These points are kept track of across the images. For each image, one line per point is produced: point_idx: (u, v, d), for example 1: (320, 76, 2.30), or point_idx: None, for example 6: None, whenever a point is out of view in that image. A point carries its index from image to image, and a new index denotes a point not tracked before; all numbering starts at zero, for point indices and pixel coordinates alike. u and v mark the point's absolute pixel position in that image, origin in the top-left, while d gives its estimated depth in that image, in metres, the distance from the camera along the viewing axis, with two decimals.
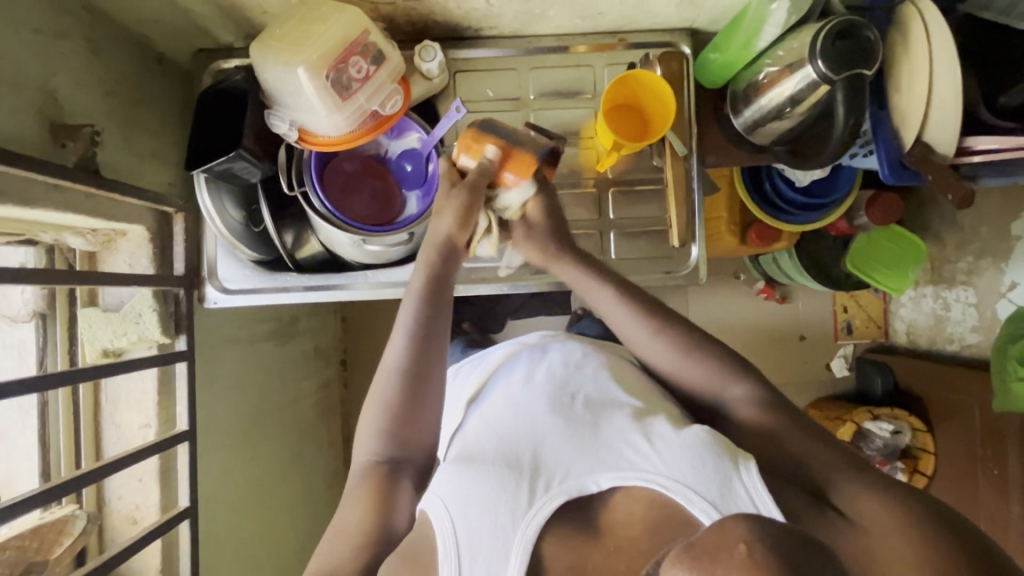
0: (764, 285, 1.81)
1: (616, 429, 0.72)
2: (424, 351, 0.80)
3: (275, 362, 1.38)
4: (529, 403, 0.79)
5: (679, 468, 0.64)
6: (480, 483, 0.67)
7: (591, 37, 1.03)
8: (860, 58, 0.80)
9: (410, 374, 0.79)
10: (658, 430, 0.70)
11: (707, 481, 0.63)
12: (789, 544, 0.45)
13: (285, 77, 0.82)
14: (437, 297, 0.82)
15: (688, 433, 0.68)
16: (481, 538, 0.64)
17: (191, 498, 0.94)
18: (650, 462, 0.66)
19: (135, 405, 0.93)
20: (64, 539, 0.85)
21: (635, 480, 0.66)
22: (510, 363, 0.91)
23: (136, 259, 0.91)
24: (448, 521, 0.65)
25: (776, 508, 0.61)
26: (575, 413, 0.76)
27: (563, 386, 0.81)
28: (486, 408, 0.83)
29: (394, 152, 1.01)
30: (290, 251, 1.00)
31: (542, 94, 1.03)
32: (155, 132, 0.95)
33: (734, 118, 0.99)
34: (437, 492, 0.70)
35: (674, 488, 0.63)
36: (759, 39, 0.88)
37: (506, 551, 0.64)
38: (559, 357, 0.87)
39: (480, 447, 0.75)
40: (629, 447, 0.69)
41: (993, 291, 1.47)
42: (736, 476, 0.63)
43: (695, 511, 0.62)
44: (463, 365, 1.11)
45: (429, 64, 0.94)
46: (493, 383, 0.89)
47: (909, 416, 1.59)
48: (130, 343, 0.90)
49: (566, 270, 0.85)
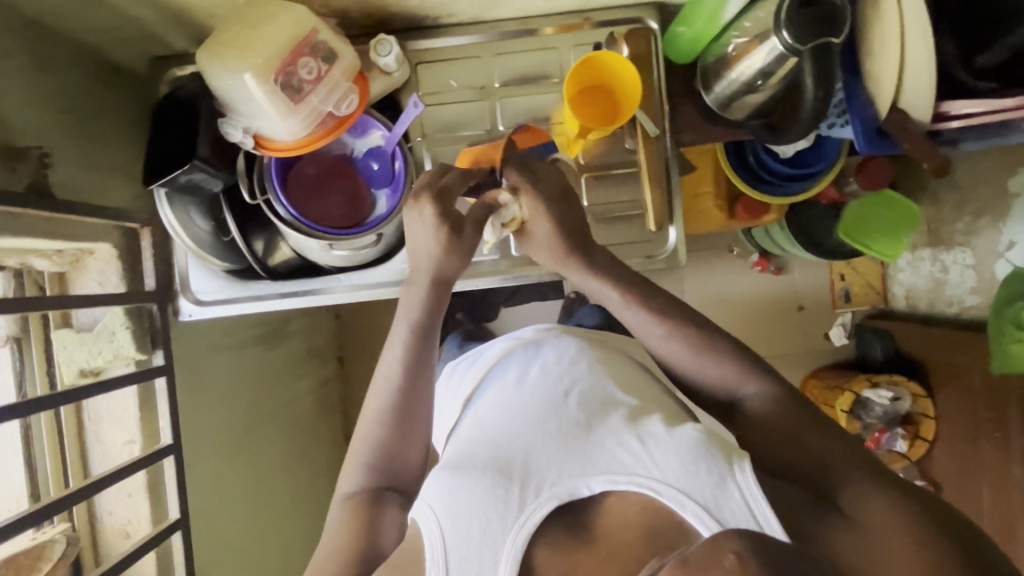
0: (759, 258, 1.78)
1: (609, 429, 0.71)
2: (416, 374, 0.82)
3: (266, 366, 1.38)
4: (520, 403, 0.78)
5: (673, 472, 0.64)
6: (470, 489, 0.68)
7: (556, 17, 0.99)
8: (826, 24, 0.74)
9: (399, 394, 0.81)
10: (650, 431, 0.69)
11: (699, 483, 0.62)
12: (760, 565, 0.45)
13: (233, 83, 0.78)
14: (428, 329, 0.83)
15: (679, 432, 0.68)
16: (469, 544, 0.65)
17: (182, 509, 0.95)
18: (642, 465, 0.66)
19: (119, 422, 0.93)
20: (44, 564, 0.87)
21: (627, 484, 0.66)
22: (505, 363, 0.89)
23: (106, 276, 0.91)
24: (438, 528, 0.66)
25: (777, 525, 0.60)
26: (567, 414, 0.74)
27: (555, 383, 0.80)
28: (480, 407, 0.83)
29: (360, 151, 0.99)
30: (261, 260, 0.99)
31: (507, 81, 1.00)
32: (115, 145, 0.93)
33: (705, 94, 0.95)
34: (427, 497, 0.70)
35: (666, 492, 0.63)
36: (724, 12, 0.85)
37: (495, 556, 0.64)
38: (553, 356, 0.86)
39: (473, 450, 0.75)
40: (623, 449, 0.68)
41: (990, 252, 1.49)
42: (730, 477, 0.62)
43: (688, 515, 0.62)
44: (461, 362, 1.09)
45: (386, 58, 0.91)
46: (487, 384, 0.88)
47: (909, 381, 1.59)
48: (106, 361, 0.90)
49: (581, 273, 0.84)
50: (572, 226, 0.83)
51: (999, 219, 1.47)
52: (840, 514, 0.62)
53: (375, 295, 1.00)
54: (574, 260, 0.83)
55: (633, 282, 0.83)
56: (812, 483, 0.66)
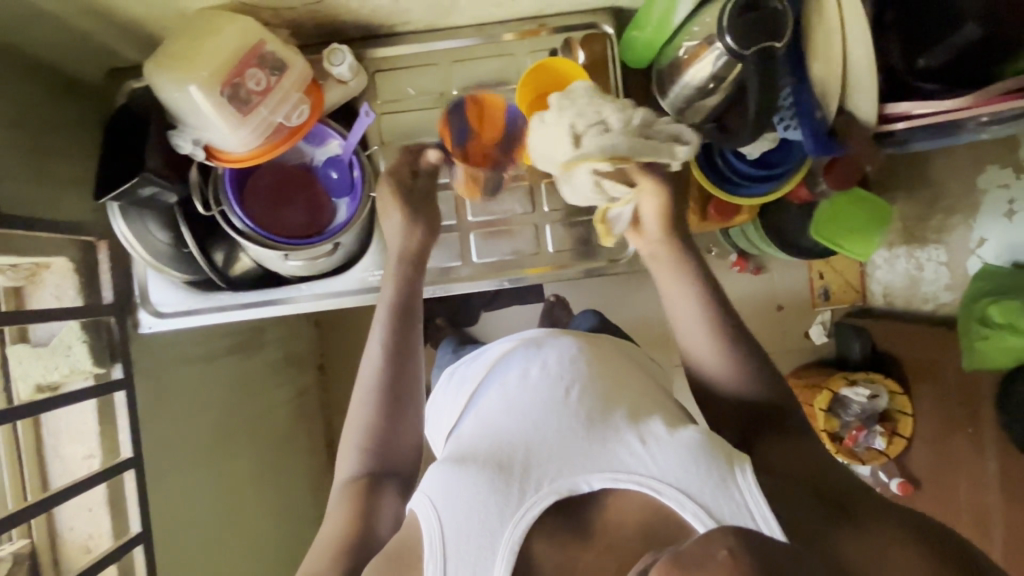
0: (737, 258, 1.79)
1: (611, 427, 0.72)
2: (400, 361, 0.85)
3: (239, 376, 1.37)
4: (522, 400, 0.77)
5: (673, 471, 0.67)
6: (472, 484, 0.68)
7: (513, 24, 0.99)
8: (768, 29, 0.74)
9: (389, 382, 0.84)
10: (652, 431, 0.72)
11: (699, 483, 0.66)
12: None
13: (179, 96, 0.78)
14: (408, 312, 0.87)
15: (681, 434, 0.70)
16: (467, 535, 0.65)
17: (144, 523, 0.94)
18: (644, 464, 0.68)
19: (78, 436, 0.93)
20: None
21: (628, 482, 0.68)
22: (507, 361, 0.88)
23: (63, 290, 0.90)
24: (436, 518, 0.67)
25: (777, 526, 0.63)
26: (568, 409, 0.75)
27: (558, 379, 0.79)
28: (481, 407, 0.82)
29: (320, 160, 0.98)
30: (222, 270, 0.98)
31: (464, 88, 1.00)
32: (71, 158, 0.93)
33: (661, 98, 0.94)
34: (426, 491, 0.71)
35: (666, 491, 0.66)
36: (675, 13, 0.85)
37: (494, 550, 0.65)
38: (555, 355, 0.84)
39: (473, 445, 0.75)
40: (625, 448, 0.70)
41: (962, 249, 1.51)
42: (732, 479, 0.66)
43: (688, 515, 0.64)
44: (459, 365, 1.09)
45: (339, 67, 0.90)
46: (489, 381, 0.87)
47: (886, 379, 1.57)
48: (63, 376, 0.89)
49: (668, 275, 0.85)
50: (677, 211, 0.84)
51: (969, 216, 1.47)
52: (848, 519, 0.67)
53: (337, 304, 1.01)
54: (676, 257, 0.85)
55: (702, 287, 0.84)
56: (822, 494, 0.70)
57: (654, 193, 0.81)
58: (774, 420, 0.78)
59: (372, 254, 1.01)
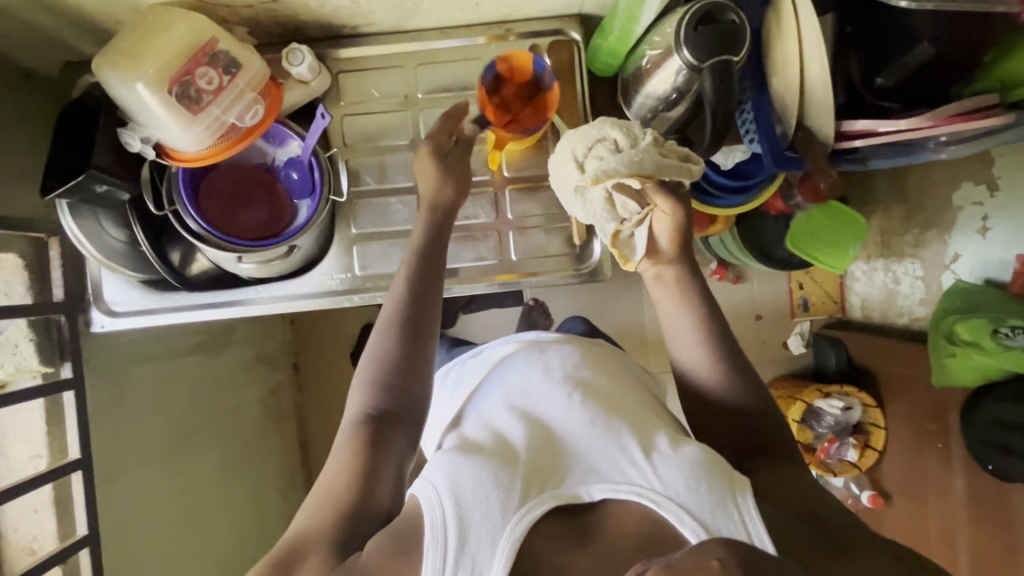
0: (717, 266, 1.78)
1: (616, 433, 0.72)
2: (413, 318, 0.82)
3: (204, 375, 1.36)
4: (526, 402, 0.79)
5: (675, 485, 0.66)
6: (479, 471, 0.67)
7: (480, 28, 0.98)
8: (725, 41, 0.72)
9: (406, 338, 0.81)
10: (658, 445, 0.70)
11: (701, 500, 0.64)
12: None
13: (128, 93, 0.76)
14: (431, 270, 0.85)
15: (684, 450, 0.69)
16: (473, 522, 0.64)
17: (91, 525, 0.93)
18: (645, 476, 0.67)
19: (24, 436, 0.91)
20: None
21: (628, 493, 0.67)
22: (509, 365, 0.88)
23: (11, 287, 0.88)
24: (439, 505, 0.65)
25: (768, 540, 0.63)
26: (575, 412, 0.75)
27: (560, 384, 0.80)
28: (484, 407, 0.82)
29: (281, 160, 0.97)
30: (178, 270, 0.98)
31: (430, 91, 0.99)
32: (23, 153, 0.91)
33: (627, 108, 0.94)
34: (428, 478, 0.69)
35: (666, 504, 0.65)
36: (636, 26, 0.85)
37: (494, 545, 0.63)
38: (557, 360, 0.85)
39: (477, 441, 0.75)
40: (627, 458, 0.69)
41: (937, 264, 1.49)
42: (733, 501, 0.65)
43: (686, 530, 0.63)
44: (448, 370, 1.09)
45: (299, 67, 0.89)
46: (490, 384, 0.88)
47: (860, 392, 1.58)
48: (9, 374, 0.87)
49: (669, 292, 0.84)
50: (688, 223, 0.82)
51: (945, 231, 1.47)
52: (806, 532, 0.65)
53: (295, 307, 1.00)
54: (686, 272, 0.84)
55: (701, 302, 0.84)
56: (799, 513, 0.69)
57: (669, 212, 0.79)
58: (744, 437, 0.78)
59: (332, 258, 0.99)
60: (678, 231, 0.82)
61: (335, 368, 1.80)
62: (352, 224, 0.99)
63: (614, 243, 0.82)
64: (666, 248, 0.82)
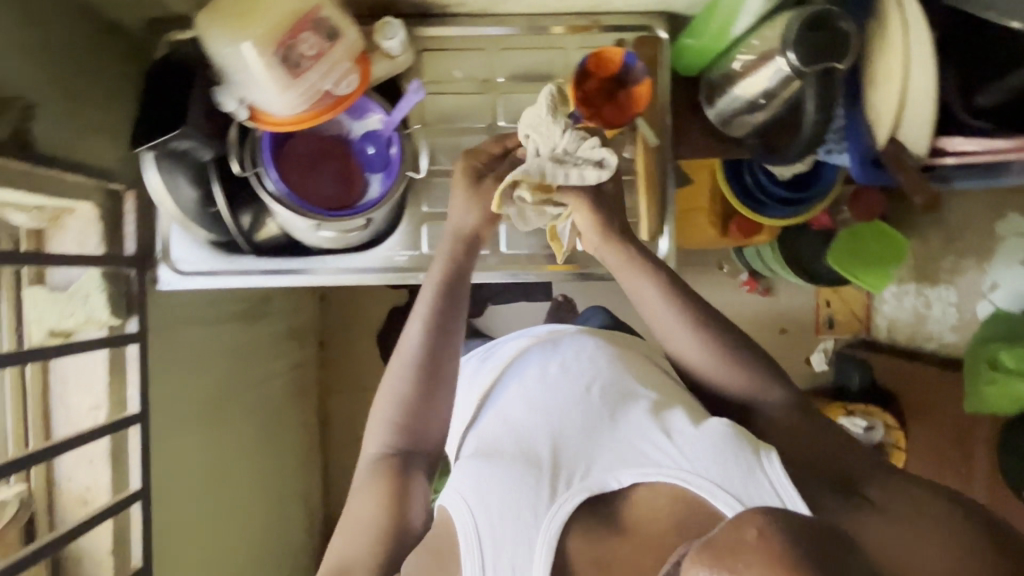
0: (747, 277, 1.80)
1: (634, 425, 0.74)
2: (433, 369, 0.81)
3: (243, 343, 1.36)
4: (544, 398, 0.80)
5: (702, 463, 0.67)
6: (505, 478, 0.71)
7: (564, 18, 0.99)
8: (833, 47, 0.74)
9: (424, 370, 0.81)
10: (675, 425, 0.72)
11: (728, 475, 0.66)
12: (799, 544, 0.47)
13: (231, 53, 0.76)
14: (456, 296, 0.85)
15: (708, 426, 0.71)
16: (506, 531, 0.68)
17: (144, 481, 0.93)
18: (669, 457, 0.69)
19: (85, 386, 0.91)
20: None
21: (657, 477, 0.69)
22: (523, 357, 0.89)
23: (85, 237, 0.89)
24: (469, 515, 0.69)
25: (801, 502, 0.64)
26: (592, 407, 0.78)
27: (578, 379, 0.82)
28: (503, 405, 0.83)
29: (357, 133, 0.97)
30: (246, 233, 0.97)
31: (510, 77, 0.99)
32: (105, 103, 0.90)
33: (708, 108, 0.94)
34: (456, 488, 0.73)
35: (696, 481, 0.66)
36: (734, 26, 0.84)
37: (530, 544, 0.67)
38: (572, 352, 0.87)
39: (498, 440, 0.78)
40: (651, 443, 0.71)
41: (974, 293, 1.50)
42: (758, 467, 0.66)
43: (719, 504, 0.65)
44: (472, 354, 1.10)
45: (390, 41, 0.89)
46: (506, 376, 0.88)
47: (882, 412, 1.59)
48: (78, 324, 0.88)
49: (642, 280, 0.84)
50: (610, 214, 0.87)
51: (985, 260, 1.48)
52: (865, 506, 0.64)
53: (359, 279, 0.99)
54: (653, 264, 0.85)
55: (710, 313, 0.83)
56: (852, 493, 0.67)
57: (584, 209, 0.86)
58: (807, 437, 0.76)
59: (400, 235, 1.00)
60: (602, 219, 0.86)
61: (360, 347, 1.81)
62: (423, 201, 0.99)
63: (550, 236, 0.93)
64: (597, 243, 0.87)
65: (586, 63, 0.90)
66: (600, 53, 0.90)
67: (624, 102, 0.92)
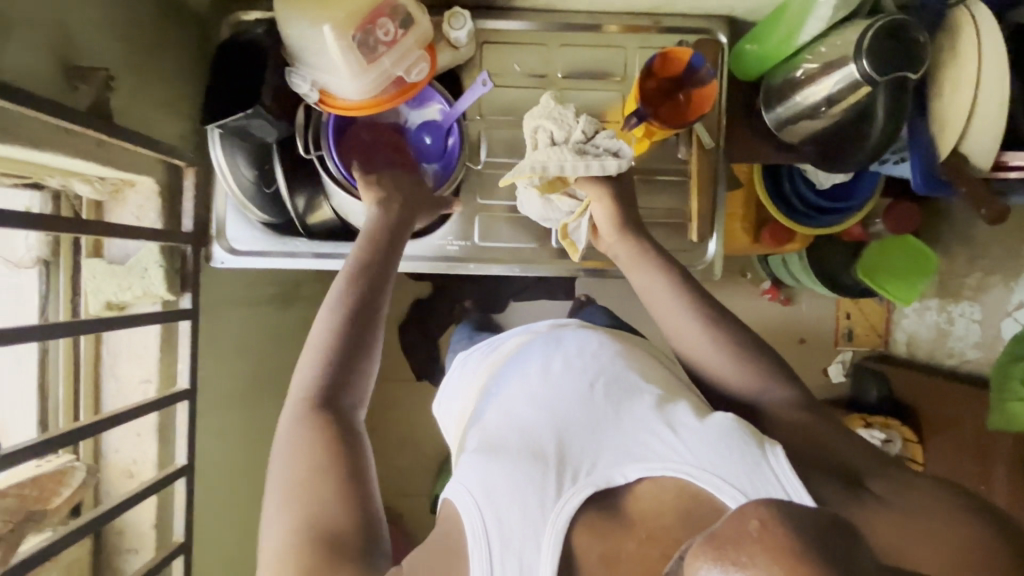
0: (770, 286, 1.79)
1: (639, 419, 0.67)
2: (368, 320, 0.75)
3: (276, 326, 1.36)
4: (548, 392, 0.73)
5: (707, 456, 0.60)
6: (506, 475, 0.62)
7: (624, 17, 1.00)
8: (905, 59, 0.77)
9: (358, 324, 0.74)
10: (680, 418, 0.65)
11: (736, 467, 0.59)
12: (811, 528, 0.40)
13: (311, 33, 0.77)
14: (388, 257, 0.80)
15: (712, 420, 0.64)
16: (512, 525, 0.59)
17: (189, 457, 0.93)
18: (675, 450, 0.62)
19: (137, 359, 0.91)
20: (64, 490, 0.80)
21: (663, 470, 0.61)
22: (523, 352, 0.83)
23: (144, 212, 0.89)
24: (476, 510, 0.60)
25: (805, 493, 0.57)
26: (596, 403, 0.70)
27: (583, 373, 0.74)
28: (505, 398, 0.75)
29: (414, 123, 0.98)
30: (301, 216, 0.96)
31: (569, 73, 1.00)
32: (172, 80, 0.91)
33: (766, 112, 0.95)
34: (461, 481, 0.64)
35: (703, 476, 0.59)
36: (801, 34, 0.85)
37: (538, 539, 0.58)
38: (576, 347, 0.79)
39: (503, 436, 0.69)
40: (654, 435, 0.64)
41: (998, 309, 1.45)
42: (764, 462, 0.59)
43: (725, 499, 0.57)
44: (476, 348, 1.03)
45: (458, 32, 0.90)
46: (505, 373, 0.81)
47: (900, 426, 1.58)
48: (134, 297, 0.88)
49: (650, 271, 0.84)
50: (628, 209, 0.90)
51: None
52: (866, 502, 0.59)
53: (409, 267, 1.01)
54: (658, 255, 0.86)
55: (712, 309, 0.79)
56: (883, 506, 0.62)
57: (604, 199, 0.89)
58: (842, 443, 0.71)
59: (451, 224, 1.01)
60: (619, 214, 0.89)
61: None
62: (477, 192, 1.01)
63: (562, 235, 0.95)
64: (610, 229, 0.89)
65: (651, 62, 0.91)
66: (667, 52, 0.91)
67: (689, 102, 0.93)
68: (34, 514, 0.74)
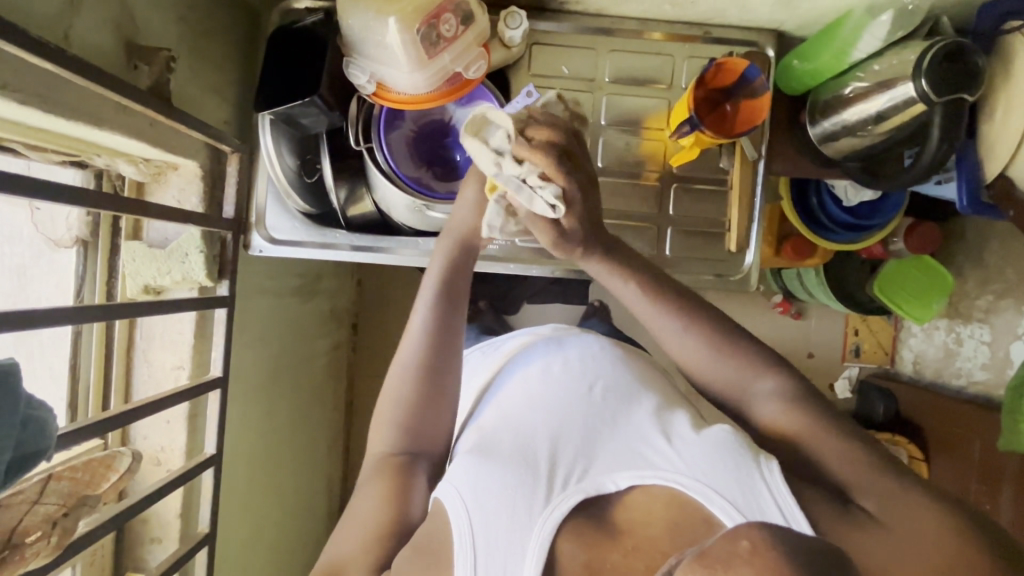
0: (781, 299, 1.80)
1: (635, 426, 0.66)
2: (440, 364, 0.74)
3: (297, 318, 1.33)
4: (546, 394, 0.71)
5: (701, 467, 0.58)
6: (498, 477, 0.61)
7: (673, 26, 1.00)
8: (963, 82, 0.78)
9: (426, 369, 0.74)
10: (678, 429, 0.64)
11: (730, 481, 0.57)
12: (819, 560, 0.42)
13: (373, 25, 0.77)
14: (456, 293, 0.78)
15: (709, 433, 0.62)
16: (498, 530, 0.58)
17: (218, 447, 0.89)
18: (669, 460, 0.60)
19: (170, 345, 0.90)
20: (112, 474, 0.75)
21: (654, 478, 0.59)
22: (526, 353, 0.81)
23: (186, 195, 0.87)
24: (464, 511, 0.59)
25: (803, 520, 0.55)
26: (593, 407, 0.69)
27: (582, 376, 0.73)
28: (502, 398, 0.74)
29: (460, 120, 0.97)
30: (342, 207, 0.97)
31: (616, 79, 1.00)
32: (222, 64, 0.90)
33: (811, 127, 0.97)
34: (453, 481, 0.63)
35: (693, 486, 0.57)
36: (856, 50, 0.87)
37: (523, 543, 0.57)
38: (576, 351, 0.77)
39: (499, 437, 0.67)
40: (648, 445, 0.63)
41: (1007, 333, 1.45)
42: (758, 474, 0.57)
43: (716, 509, 0.56)
44: (473, 350, 1.02)
45: (514, 31, 0.90)
46: (506, 373, 0.80)
47: (908, 444, 1.57)
48: (173, 282, 0.86)
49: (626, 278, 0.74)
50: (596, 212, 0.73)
51: None
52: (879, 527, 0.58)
53: None
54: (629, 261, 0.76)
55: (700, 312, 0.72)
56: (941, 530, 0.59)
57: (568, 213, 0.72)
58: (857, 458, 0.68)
59: None
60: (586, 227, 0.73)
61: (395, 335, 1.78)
62: None
63: None
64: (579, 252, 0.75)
65: (704, 72, 0.92)
66: (720, 61, 0.92)
67: (740, 112, 0.93)
68: (86, 498, 0.68)
